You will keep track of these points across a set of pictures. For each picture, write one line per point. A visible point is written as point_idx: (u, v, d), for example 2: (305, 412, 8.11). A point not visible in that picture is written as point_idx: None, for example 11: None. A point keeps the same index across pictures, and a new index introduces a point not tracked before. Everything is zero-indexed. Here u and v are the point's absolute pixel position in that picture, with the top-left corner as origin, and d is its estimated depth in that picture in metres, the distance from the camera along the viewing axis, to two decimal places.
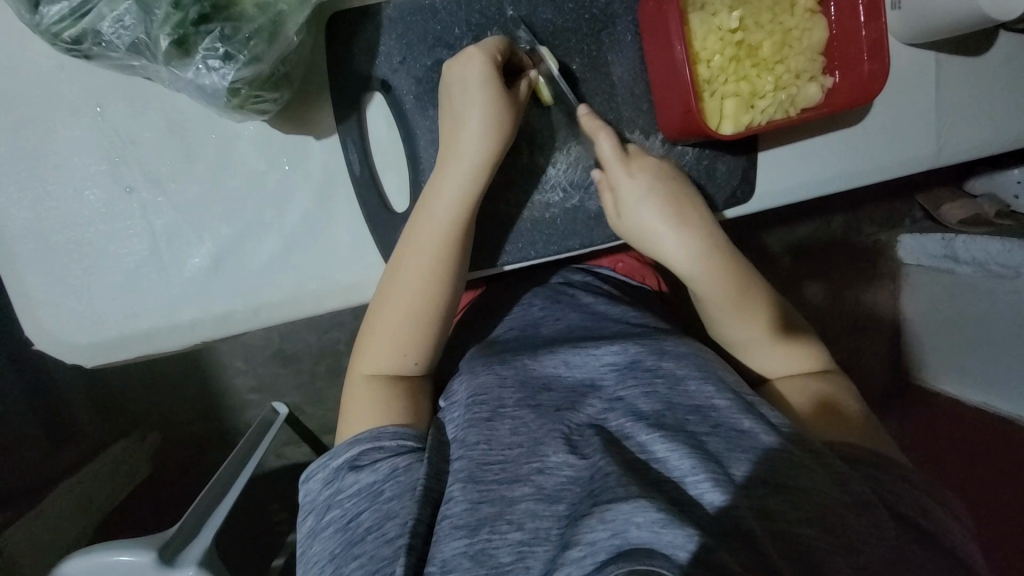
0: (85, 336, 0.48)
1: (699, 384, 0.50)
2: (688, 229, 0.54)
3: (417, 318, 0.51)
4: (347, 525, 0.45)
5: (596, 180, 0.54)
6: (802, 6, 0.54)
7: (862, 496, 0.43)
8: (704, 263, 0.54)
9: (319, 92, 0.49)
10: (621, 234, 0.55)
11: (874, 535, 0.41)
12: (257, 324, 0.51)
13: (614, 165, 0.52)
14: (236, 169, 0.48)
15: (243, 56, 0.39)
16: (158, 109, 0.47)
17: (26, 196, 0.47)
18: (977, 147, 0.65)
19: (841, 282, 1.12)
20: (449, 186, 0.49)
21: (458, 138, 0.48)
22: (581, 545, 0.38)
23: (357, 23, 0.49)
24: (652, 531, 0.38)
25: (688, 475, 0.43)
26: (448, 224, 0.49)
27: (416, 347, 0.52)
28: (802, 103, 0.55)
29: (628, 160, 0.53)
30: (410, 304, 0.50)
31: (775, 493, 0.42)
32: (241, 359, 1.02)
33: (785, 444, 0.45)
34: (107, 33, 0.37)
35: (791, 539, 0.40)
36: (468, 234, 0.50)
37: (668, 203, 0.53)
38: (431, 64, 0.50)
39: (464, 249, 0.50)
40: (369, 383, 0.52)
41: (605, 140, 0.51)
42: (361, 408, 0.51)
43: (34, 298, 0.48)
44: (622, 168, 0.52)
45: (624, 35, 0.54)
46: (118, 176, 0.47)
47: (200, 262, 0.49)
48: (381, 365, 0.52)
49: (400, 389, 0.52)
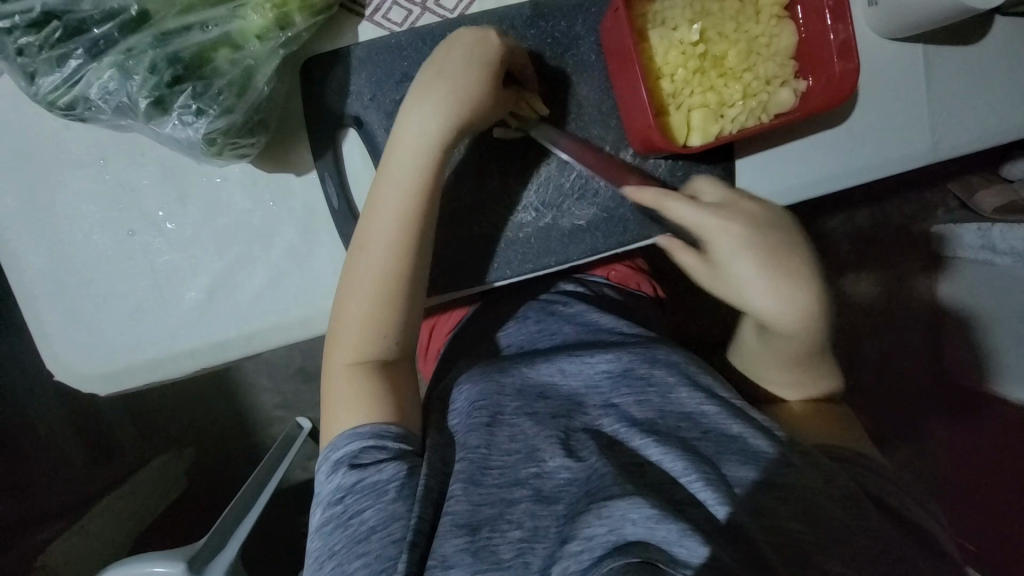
0: (100, 367, 0.53)
1: (688, 390, 0.50)
2: (793, 283, 0.46)
3: (388, 294, 0.50)
4: (349, 521, 0.45)
5: (668, 244, 0.51)
6: (768, 12, 0.53)
7: (847, 491, 0.43)
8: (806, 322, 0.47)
9: (297, 132, 0.53)
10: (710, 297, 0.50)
11: (864, 530, 0.41)
12: (250, 350, 0.54)
13: (692, 225, 0.48)
14: (226, 207, 0.52)
15: (213, 109, 0.42)
16: (154, 158, 0.51)
17: (42, 243, 0.52)
18: (982, 135, 0.62)
19: (886, 274, 1.07)
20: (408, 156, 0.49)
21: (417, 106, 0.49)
22: (578, 539, 0.40)
23: (329, 65, 0.52)
24: (647, 526, 0.38)
25: (682, 476, 0.43)
26: (413, 195, 0.49)
27: (392, 322, 0.51)
28: (775, 109, 0.54)
29: (714, 215, 0.47)
30: (379, 275, 0.50)
31: (768, 492, 0.42)
32: (262, 378, 1.07)
33: (783, 451, 0.45)
34: (95, 98, 0.42)
35: (782, 535, 0.40)
36: (434, 201, 0.50)
37: (769, 263, 0.46)
38: (399, 98, 0.53)
39: (430, 216, 0.50)
40: (349, 370, 0.50)
41: (675, 203, 0.48)
42: (346, 393, 0.49)
43: (56, 334, 0.52)
44: (709, 214, 0.47)
45: (588, 55, 0.55)
46: (122, 221, 0.52)
47: (196, 294, 0.53)
48: (360, 350, 0.50)
49: (382, 378, 0.50)
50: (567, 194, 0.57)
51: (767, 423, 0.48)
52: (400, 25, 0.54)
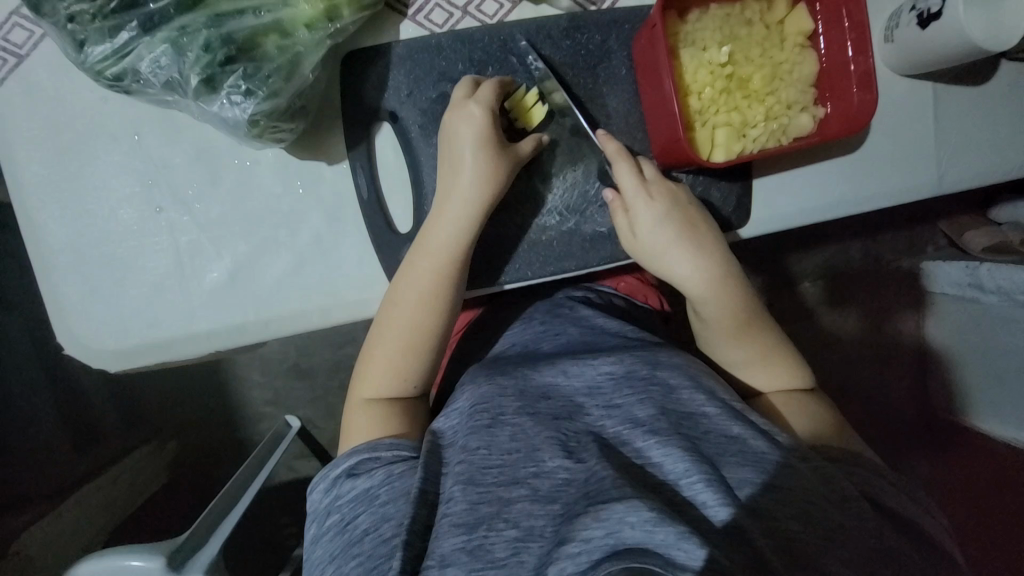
0: (113, 342, 0.53)
1: (691, 392, 0.50)
2: (704, 252, 0.56)
3: (412, 340, 0.53)
4: (345, 528, 0.46)
5: (609, 201, 0.56)
6: (792, 40, 0.56)
7: (846, 493, 0.43)
8: (714, 287, 0.56)
9: (332, 121, 0.54)
10: (633, 254, 0.57)
11: (859, 530, 0.41)
12: (266, 335, 0.54)
13: (630, 186, 0.55)
14: (255, 191, 0.53)
15: (261, 92, 0.43)
16: (188, 137, 0.51)
17: (66, 214, 0.52)
18: (978, 176, 0.64)
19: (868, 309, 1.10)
20: (446, 224, 0.52)
21: (452, 182, 0.52)
22: (576, 541, 0.38)
23: (369, 59, 0.53)
24: (644, 530, 0.37)
25: (682, 478, 0.43)
26: (452, 253, 0.52)
27: (414, 367, 0.54)
28: (794, 132, 0.57)
29: (646, 184, 0.56)
30: (406, 331, 0.53)
31: (769, 495, 0.42)
32: (255, 371, 1.05)
33: (785, 455, 0.45)
34: (145, 72, 0.43)
35: (780, 535, 0.40)
36: (466, 262, 0.53)
37: (683, 228, 0.56)
38: (435, 97, 0.54)
39: (462, 276, 0.53)
40: (367, 405, 0.54)
41: (621, 164, 0.55)
42: (364, 423, 0.53)
43: (71, 305, 0.52)
44: (640, 192, 0.55)
45: (619, 69, 0.57)
46: (151, 197, 0.52)
47: (218, 276, 0.53)
48: (378, 387, 0.54)
49: (397, 410, 0.54)
50: (591, 201, 0.58)
51: (766, 426, 0.48)
52: (441, 26, 0.55)
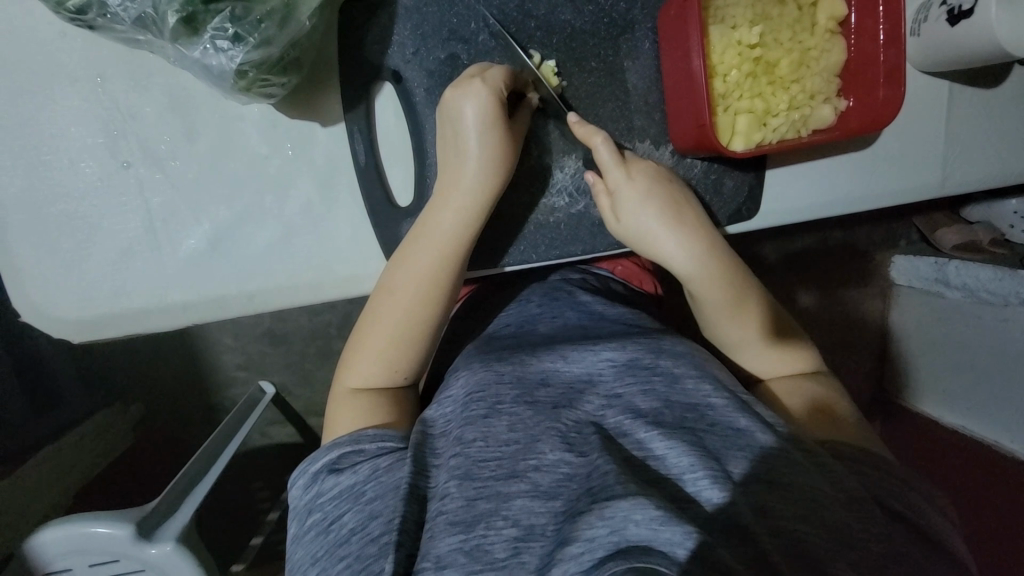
0: (73, 312, 0.48)
1: (697, 382, 0.48)
2: (689, 231, 0.53)
3: (403, 329, 0.50)
4: (329, 527, 0.43)
5: (591, 184, 0.53)
6: (824, 26, 0.53)
7: (857, 493, 0.42)
8: (704, 266, 0.53)
9: (328, 78, 0.49)
10: (621, 239, 0.54)
11: (868, 536, 0.39)
12: (249, 310, 0.50)
13: (609, 165, 0.51)
14: (238, 151, 0.47)
15: (252, 38, 0.38)
16: (160, 84, 0.45)
17: (20, 166, 0.46)
18: (980, 181, 0.64)
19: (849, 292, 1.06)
20: (447, 214, 0.48)
21: (459, 174, 0.47)
22: (578, 541, 0.36)
23: (372, 10, 0.48)
24: (649, 528, 0.36)
25: (686, 473, 0.41)
26: (458, 230, 0.48)
27: (404, 358, 0.51)
28: (815, 125, 0.55)
29: (626, 163, 0.52)
30: (400, 320, 0.49)
31: (774, 491, 0.40)
32: (227, 336, 0.98)
33: (782, 442, 0.44)
34: (113, 5, 0.37)
35: (786, 537, 0.38)
36: (467, 249, 0.49)
37: (666, 206, 0.53)
38: (444, 58, 0.50)
39: (462, 263, 0.50)
40: (354, 395, 0.51)
41: (598, 145, 0.51)
42: (351, 415, 0.50)
43: (29, 268, 0.47)
44: (620, 171, 0.51)
45: (642, 41, 0.53)
46: (116, 151, 0.46)
47: (195, 244, 0.48)
48: (365, 376, 0.51)
49: (386, 400, 0.51)
50: None
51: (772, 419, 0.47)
52: None
